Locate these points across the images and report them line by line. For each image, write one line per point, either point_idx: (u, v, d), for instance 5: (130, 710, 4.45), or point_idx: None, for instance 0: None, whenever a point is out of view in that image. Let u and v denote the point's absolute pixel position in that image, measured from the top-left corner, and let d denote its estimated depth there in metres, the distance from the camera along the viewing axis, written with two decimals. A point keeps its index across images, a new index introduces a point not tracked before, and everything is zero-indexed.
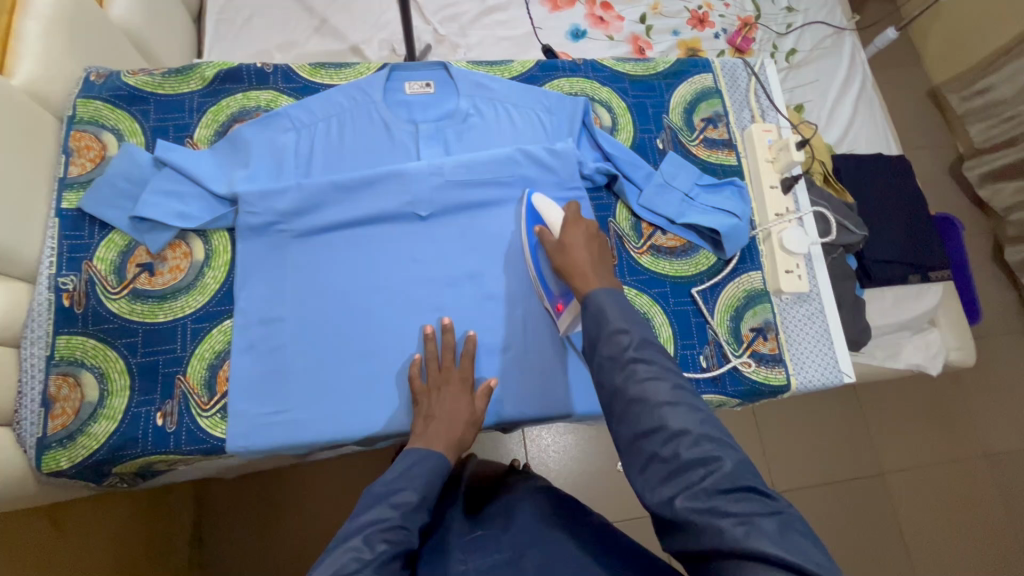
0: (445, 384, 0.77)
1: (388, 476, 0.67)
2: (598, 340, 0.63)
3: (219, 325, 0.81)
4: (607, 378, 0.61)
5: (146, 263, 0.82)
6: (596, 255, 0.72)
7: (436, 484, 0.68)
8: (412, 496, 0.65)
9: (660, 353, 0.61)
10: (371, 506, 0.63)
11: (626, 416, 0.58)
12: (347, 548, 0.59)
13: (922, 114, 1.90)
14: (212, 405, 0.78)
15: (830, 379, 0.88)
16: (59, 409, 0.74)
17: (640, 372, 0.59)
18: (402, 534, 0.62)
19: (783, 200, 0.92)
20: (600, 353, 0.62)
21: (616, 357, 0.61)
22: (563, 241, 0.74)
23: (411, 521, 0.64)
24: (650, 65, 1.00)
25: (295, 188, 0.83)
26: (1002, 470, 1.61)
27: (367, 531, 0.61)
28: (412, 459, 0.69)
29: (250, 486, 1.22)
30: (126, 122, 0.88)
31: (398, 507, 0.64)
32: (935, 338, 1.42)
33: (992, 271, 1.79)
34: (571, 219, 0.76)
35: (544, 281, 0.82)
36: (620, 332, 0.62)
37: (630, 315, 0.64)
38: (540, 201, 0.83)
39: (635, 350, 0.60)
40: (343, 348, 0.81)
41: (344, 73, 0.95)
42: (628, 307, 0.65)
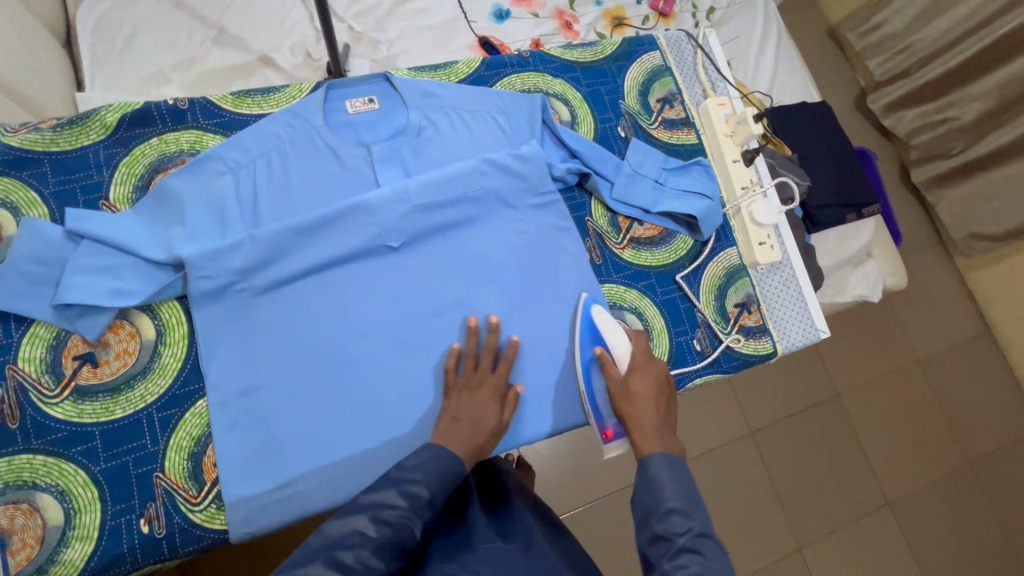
0: (478, 385, 0.74)
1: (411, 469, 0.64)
2: (652, 514, 0.62)
3: (192, 408, 0.72)
4: (656, 559, 0.59)
5: (85, 353, 0.71)
6: (664, 414, 0.70)
7: (454, 484, 0.65)
8: (424, 490, 0.62)
9: (713, 548, 0.59)
10: (384, 487, 0.62)
11: None
12: (350, 522, 0.58)
13: (826, 55, 2.00)
14: (203, 497, 0.70)
15: (810, 338, 0.92)
16: (19, 542, 0.64)
17: (690, 567, 0.57)
18: (408, 524, 0.60)
19: (746, 172, 0.93)
20: (653, 529, 0.61)
21: (668, 540, 0.59)
22: (629, 387, 0.71)
23: (421, 511, 0.62)
24: (597, 48, 0.97)
25: (247, 241, 0.74)
26: (931, 372, 1.80)
27: (375, 512, 0.60)
28: (432, 455, 0.65)
29: (236, 550, 1.14)
30: (18, 192, 0.73)
31: (409, 497, 0.61)
32: (872, 268, 1.51)
33: (903, 194, 1.95)
34: (642, 363, 0.73)
35: (594, 401, 0.78)
36: (679, 513, 0.61)
37: (689, 493, 0.63)
38: (601, 316, 0.78)
39: (688, 540, 0.59)
40: (336, 406, 0.75)
41: (274, 99, 0.84)
42: (685, 480, 0.64)
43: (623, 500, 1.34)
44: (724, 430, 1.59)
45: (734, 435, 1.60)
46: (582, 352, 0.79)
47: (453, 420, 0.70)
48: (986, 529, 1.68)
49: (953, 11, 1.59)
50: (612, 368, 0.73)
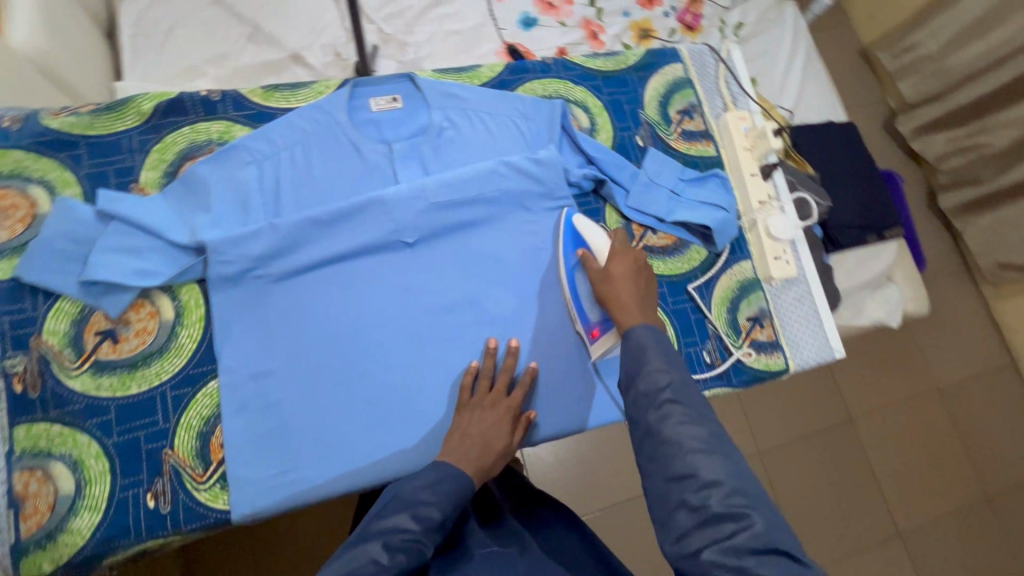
0: (489, 407, 0.74)
1: (422, 486, 0.65)
2: (636, 376, 0.63)
3: (203, 388, 0.74)
4: (641, 414, 0.61)
5: (106, 330, 0.73)
6: (642, 290, 0.73)
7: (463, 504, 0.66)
8: (435, 511, 0.63)
9: (695, 395, 0.61)
10: (395, 513, 0.61)
11: (656, 457, 0.58)
12: (362, 551, 0.57)
13: (855, 75, 1.97)
14: (209, 476, 0.72)
15: (823, 357, 0.91)
16: (32, 508, 0.66)
17: (675, 415, 0.59)
18: (421, 547, 0.60)
19: (764, 186, 0.93)
20: (637, 390, 0.62)
21: (653, 397, 0.61)
22: (609, 272, 0.74)
23: (432, 534, 0.61)
24: (620, 58, 0.98)
25: (267, 230, 0.76)
26: (951, 400, 1.75)
27: (386, 539, 0.59)
28: (443, 473, 0.66)
29: (240, 533, 1.17)
30: (55, 171, 0.76)
31: (420, 520, 0.61)
32: (893, 292, 1.49)
33: (929, 218, 1.91)
34: (620, 249, 0.76)
35: (579, 303, 0.80)
36: (660, 370, 0.62)
37: (669, 355, 0.64)
38: (581, 221, 0.81)
39: (671, 393, 0.61)
40: (342, 396, 0.76)
41: (302, 94, 0.87)
42: (666, 346, 0.66)
43: (627, 511, 1.33)
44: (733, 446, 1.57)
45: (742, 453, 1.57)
46: (565, 258, 0.82)
47: (462, 436, 0.72)
48: (1004, 564, 1.62)
49: (990, 36, 1.56)
50: (593, 262, 0.77)
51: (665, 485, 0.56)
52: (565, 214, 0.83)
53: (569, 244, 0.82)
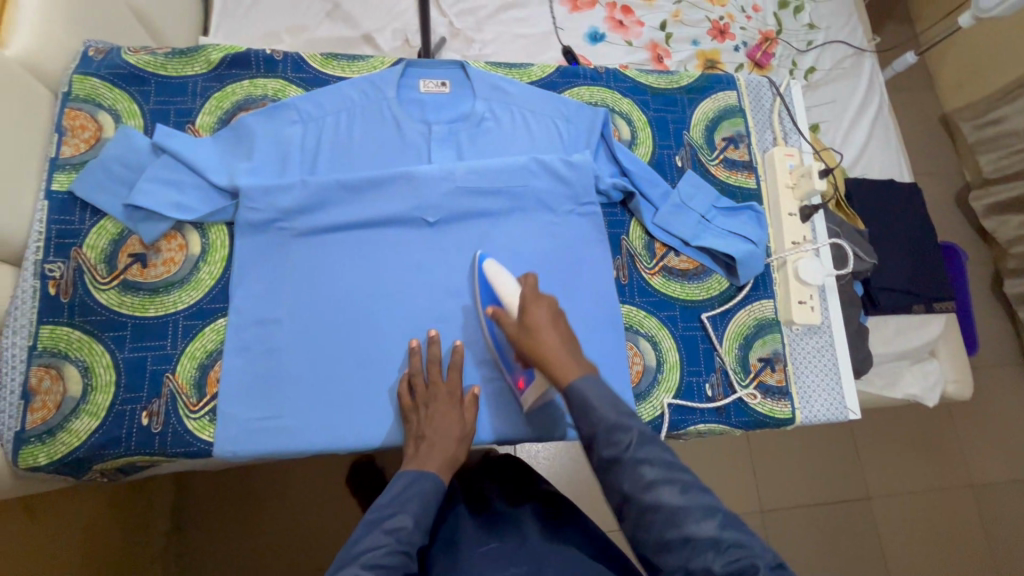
0: (432, 401, 0.74)
1: (389, 497, 0.66)
2: (596, 440, 0.61)
3: (212, 324, 0.78)
4: (616, 483, 0.60)
5: (139, 253, 0.78)
6: (564, 335, 0.68)
7: (434, 506, 0.67)
8: (406, 520, 0.64)
9: (659, 446, 0.60)
10: (365, 534, 0.62)
11: (643, 525, 0.57)
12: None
13: (932, 140, 1.88)
14: (202, 407, 0.75)
15: (835, 415, 0.86)
16: (40, 402, 0.71)
17: (648, 477, 0.58)
18: (398, 558, 0.61)
19: (801, 227, 0.90)
20: (601, 455, 0.61)
21: (619, 461, 0.60)
22: (527, 323, 0.69)
23: (407, 541, 0.62)
24: (674, 78, 0.97)
25: (300, 185, 0.80)
26: (984, 499, 1.61)
27: (363, 560, 0.60)
28: (406, 480, 0.68)
29: (228, 479, 1.25)
30: (124, 103, 0.83)
31: (391, 532, 0.62)
32: (932, 369, 1.40)
33: (991, 302, 1.78)
34: (529, 296, 0.70)
35: (503, 354, 0.78)
36: (617, 427, 0.61)
37: (622, 405, 0.63)
38: (490, 268, 0.77)
39: (637, 451, 0.59)
40: (337, 356, 0.78)
41: (357, 66, 0.90)
42: (615, 398, 0.64)
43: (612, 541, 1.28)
44: (734, 500, 1.50)
45: (741, 508, 1.51)
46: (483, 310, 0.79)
47: (421, 439, 0.72)
48: None
49: None
50: (505, 317, 0.72)
51: (655, 548, 0.57)
52: (476, 261, 0.81)
53: (484, 298, 0.79)
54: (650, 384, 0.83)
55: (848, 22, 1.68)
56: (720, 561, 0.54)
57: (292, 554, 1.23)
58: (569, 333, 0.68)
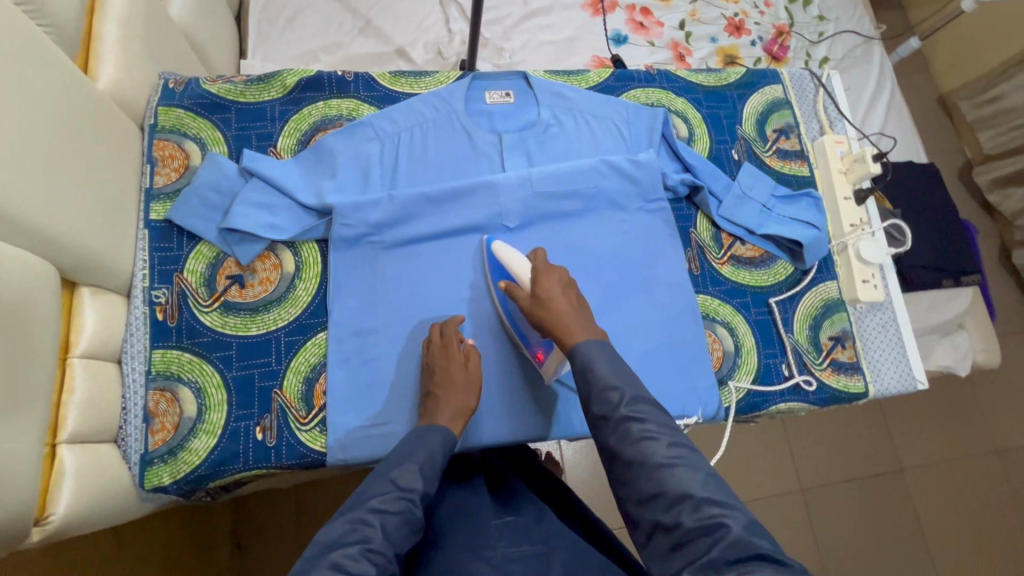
0: (434, 355, 0.76)
1: (396, 453, 0.67)
2: (590, 397, 0.63)
3: (313, 338, 0.80)
4: (604, 440, 0.60)
5: (236, 275, 0.80)
6: (576, 306, 0.71)
7: (441, 457, 0.68)
8: (412, 468, 0.64)
9: (649, 405, 0.60)
10: (371, 481, 0.63)
11: (626, 479, 0.57)
12: (347, 522, 0.58)
13: (933, 120, 1.93)
14: (311, 419, 0.77)
15: (904, 385, 0.90)
16: (159, 424, 0.73)
17: (634, 432, 0.58)
18: (405, 503, 0.61)
19: (857, 210, 0.94)
20: (594, 412, 0.62)
21: (609, 418, 0.60)
22: (538, 294, 0.72)
23: (412, 486, 0.63)
24: (722, 75, 1.01)
25: (387, 200, 0.83)
26: (1011, 465, 1.67)
27: (368, 504, 0.60)
28: (415, 435, 0.69)
29: (284, 501, 1.25)
30: (207, 131, 0.85)
31: (397, 481, 0.62)
32: (963, 340, 1.45)
33: (1000, 273, 1.85)
34: (541, 269, 0.74)
35: (519, 330, 0.81)
36: (610, 387, 0.62)
37: (622, 367, 0.64)
38: (500, 248, 0.80)
39: (628, 408, 0.60)
40: None
41: (424, 82, 0.94)
42: (619, 359, 0.65)
43: None
44: (774, 482, 1.54)
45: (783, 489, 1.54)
46: (496, 288, 0.82)
47: (429, 396, 0.74)
48: None
49: None
50: (518, 290, 0.75)
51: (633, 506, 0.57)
52: (485, 245, 0.83)
53: (495, 276, 0.82)
54: (730, 369, 0.87)
55: (855, 10, 1.73)
56: (692, 517, 0.52)
57: None
58: (581, 300, 0.72)
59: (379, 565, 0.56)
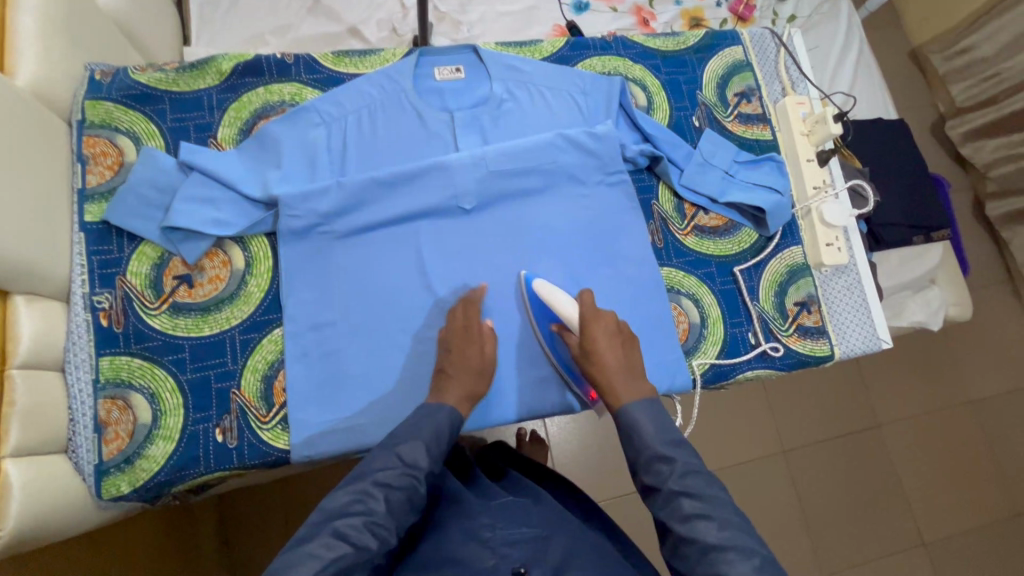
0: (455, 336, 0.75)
1: (406, 428, 0.66)
2: (640, 466, 0.65)
3: (269, 335, 0.78)
4: (654, 509, 0.63)
5: (183, 274, 0.77)
6: (626, 361, 0.72)
7: (450, 434, 0.67)
8: (419, 446, 0.64)
9: (700, 479, 0.62)
10: (378, 453, 0.63)
11: (677, 554, 0.59)
12: (353, 492, 0.60)
13: (905, 76, 1.91)
14: (272, 417, 0.76)
15: (870, 346, 0.91)
16: (113, 433, 0.71)
17: (685, 509, 0.60)
18: (410, 480, 0.62)
19: (820, 172, 0.93)
20: (644, 480, 0.65)
21: (658, 489, 0.63)
22: (585, 348, 0.72)
23: (419, 463, 0.63)
24: (680, 39, 0.98)
25: (336, 187, 0.79)
26: (984, 413, 1.71)
27: (373, 478, 0.61)
28: (425, 411, 0.68)
29: (270, 493, 1.25)
30: (141, 124, 0.81)
31: (404, 457, 0.63)
32: (935, 295, 1.46)
33: (973, 226, 1.86)
34: (591, 317, 0.73)
35: (570, 368, 0.81)
36: (660, 459, 0.64)
37: (671, 436, 0.66)
38: (541, 288, 0.78)
39: (678, 481, 0.62)
40: (387, 338, 0.79)
41: (370, 61, 0.89)
42: (668, 425, 0.67)
43: None
44: (756, 445, 1.57)
45: (765, 452, 1.57)
46: (543, 327, 0.81)
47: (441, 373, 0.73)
48: None
49: None
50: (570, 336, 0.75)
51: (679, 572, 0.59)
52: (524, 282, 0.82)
53: (542, 316, 0.81)
54: (696, 341, 0.86)
55: None
56: None
57: None
58: (629, 352, 0.73)
59: (379, 539, 0.58)
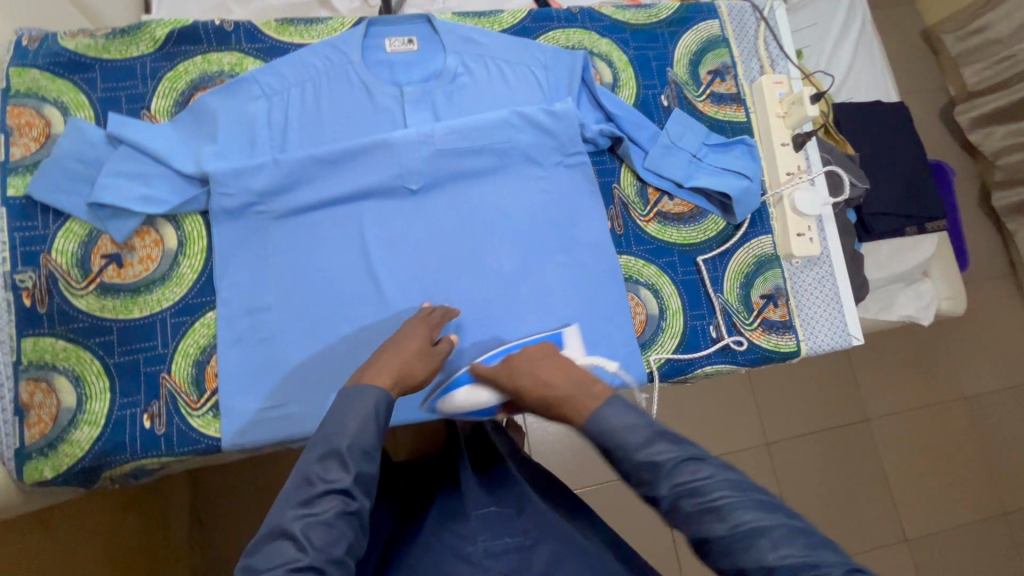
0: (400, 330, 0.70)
1: (320, 437, 0.57)
2: (627, 475, 0.57)
3: (202, 318, 0.75)
4: (660, 514, 0.56)
5: (112, 254, 0.74)
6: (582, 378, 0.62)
7: (373, 426, 0.58)
8: (339, 461, 0.56)
9: (695, 470, 0.54)
10: (294, 481, 0.55)
11: (700, 551, 0.54)
12: (272, 537, 0.52)
13: (915, 57, 1.81)
14: (203, 404, 0.73)
15: (840, 342, 0.86)
16: (35, 416, 0.69)
17: (687, 510, 0.53)
18: (334, 501, 0.54)
19: (795, 157, 0.87)
20: (638, 490, 0.56)
21: (656, 497, 0.55)
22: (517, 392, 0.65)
23: (340, 479, 0.55)
24: (652, 11, 0.92)
25: (272, 164, 0.75)
26: (977, 411, 1.66)
27: (290, 514, 0.53)
28: (338, 412, 0.59)
29: (247, 471, 1.23)
30: (69, 93, 0.77)
31: (323, 480, 0.54)
32: (927, 289, 1.40)
33: (978, 217, 1.78)
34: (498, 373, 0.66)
35: None
36: (646, 465, 0.55)
37: (641, 433, 0.56)
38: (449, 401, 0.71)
39: (670, 486, 0.54)
40: (321, 323, 0.76)
41: (316, 30, 0.84)
42: (634, 421, 0.57)
43: (626, 490, 1.31)
44: (738, 438, 1.53)
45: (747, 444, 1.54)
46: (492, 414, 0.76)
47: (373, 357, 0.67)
48: None
49: None
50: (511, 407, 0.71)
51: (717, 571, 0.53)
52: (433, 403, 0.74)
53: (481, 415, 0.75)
54: (654, 333, 0.82)
55: None
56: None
57: None
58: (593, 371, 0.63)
59: None
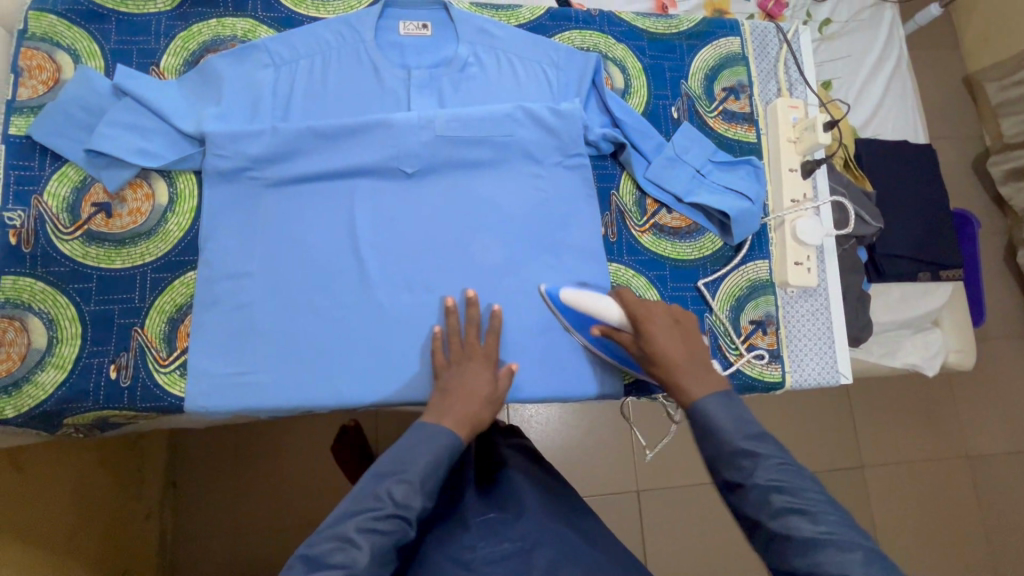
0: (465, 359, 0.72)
1: (396, 458, 0.65)
2: (718, 460, 0.60)
3: (182, 277, 0.75)
4: (740, 508, 0.59)
5: (103, 203, 0.74)
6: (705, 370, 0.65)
7: (442, 467, 0.66)
8: (410, 487, 0.63)
9: (792, 474, 0.57)
10: (367, 491, 0.62)
11: (773, 549, 0.56)
12: (336, 538, 0.59)
13: (952, 103, 1.76)
14: (171, 361, 0.73)
15: (826, 379, 0.84)
16: (5, 354, 0.69)
17: (776, 504, 0.56)
18: (396, 524, 0.61)
19: (801, 184, 0.85)
20: (725, 476, 0.60)
21: (743, 486, 0.58)
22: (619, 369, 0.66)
23: (407, 505, 0.62)
24: (673, 22, 0.90)
25: (269, 132, 0.75)
26: (980, 473, 1.60)
27: (357, 521, 0.60)
28: (420, 437, 0.66)
29: (221, 436, 1.20)
30: (83, 42, 0.78)
31: (393, 500, 0.61)
32: (936, 338, 1.35)
33: (1002, 273, 1.73)
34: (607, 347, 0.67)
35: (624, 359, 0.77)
36: (745, 453, 0.59)
37: (751, 427, 0.61)
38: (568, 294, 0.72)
39: (764, 476, 0.57)
40: (297, 295, 0.75)
41: (332, 5, 0.84)
42: (744, 414, 0.62)
43: (606, 507, 1.28)
44: None
45: None
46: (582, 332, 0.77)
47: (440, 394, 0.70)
48: None
49: None
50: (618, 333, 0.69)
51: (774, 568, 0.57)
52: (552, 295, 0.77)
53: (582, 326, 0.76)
54: None
55: None
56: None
57: (283, 513, 1.19)
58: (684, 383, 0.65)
59: None
